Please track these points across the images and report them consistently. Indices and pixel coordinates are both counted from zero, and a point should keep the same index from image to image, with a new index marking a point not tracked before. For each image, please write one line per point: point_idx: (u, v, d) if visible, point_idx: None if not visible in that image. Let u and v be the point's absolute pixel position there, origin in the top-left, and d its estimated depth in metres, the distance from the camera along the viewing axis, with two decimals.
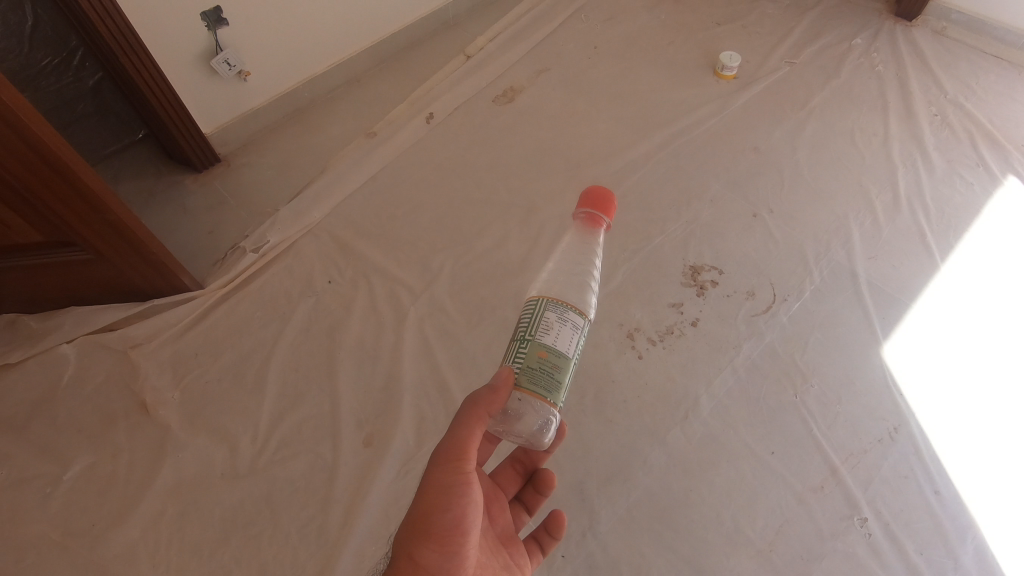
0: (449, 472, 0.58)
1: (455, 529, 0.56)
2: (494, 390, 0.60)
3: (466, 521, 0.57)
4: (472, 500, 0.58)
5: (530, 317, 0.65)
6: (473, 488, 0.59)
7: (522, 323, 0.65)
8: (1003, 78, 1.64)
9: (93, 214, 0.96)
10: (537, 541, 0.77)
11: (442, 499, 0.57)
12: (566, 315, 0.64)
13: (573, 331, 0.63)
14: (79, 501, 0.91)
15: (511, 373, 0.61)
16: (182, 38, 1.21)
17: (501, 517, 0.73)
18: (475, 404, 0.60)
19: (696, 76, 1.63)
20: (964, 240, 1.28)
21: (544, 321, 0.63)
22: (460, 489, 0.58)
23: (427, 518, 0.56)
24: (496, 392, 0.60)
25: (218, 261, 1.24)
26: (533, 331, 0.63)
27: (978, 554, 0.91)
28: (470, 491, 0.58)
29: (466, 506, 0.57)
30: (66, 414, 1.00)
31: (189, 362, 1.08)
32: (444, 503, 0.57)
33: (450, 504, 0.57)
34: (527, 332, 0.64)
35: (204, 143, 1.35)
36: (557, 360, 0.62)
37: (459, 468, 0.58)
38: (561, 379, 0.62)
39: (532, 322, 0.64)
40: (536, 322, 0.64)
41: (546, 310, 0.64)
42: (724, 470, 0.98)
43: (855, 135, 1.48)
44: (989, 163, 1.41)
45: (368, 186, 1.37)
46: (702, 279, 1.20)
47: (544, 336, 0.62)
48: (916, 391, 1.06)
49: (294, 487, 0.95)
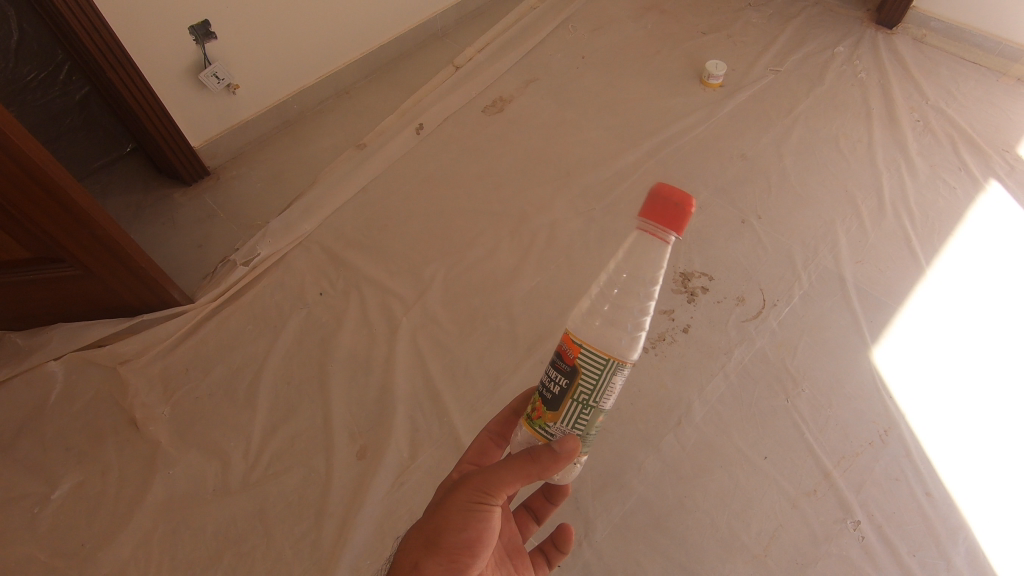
0: (476, 499, 0.57)
1: (466, 548, 0.56)
2: (556, 456, 0.55)
3: (480, 543, 0.57)
4: (490, 527, 0.57)
5: (594, 380, 0.58)
6: (494, 518, 0.58)
7: (581, 389, 0.59)
8: (982, 84, 1.67)
9: (81, 229, 0.95)
10: (544, 555, 0.78)
11: (459, 519, 0.57)
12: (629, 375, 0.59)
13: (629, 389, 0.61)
14: (68, 521, 0.90)
15: (578, 444, 0.56)
16: (170, 53, 1.21)
17: (507, 527, 0.72)
18: (532, 460, 0.56)
19: (683, 85, 1.65)
20: (949, 244, 1.30)
21: (609, 388, 0.58)
22: (481, 515, 0.57)
23: (442, 533, 0.56)
24: (559, 459, 0.55)
25: (208, 274, 1.23)
26: (596, 397, 0.59)
27: (970, 555, 0.91)
28: (490, 519, 0.57)
29: (483, 530, 0.57)
30: (55, 432, 0.98)
31: (180, 377, 1.07)
32: (462, 523, 0.56)
33: (467, 525, 0.57)
34: (587, 398, 0.59)
35: (193, 156, 1.34)
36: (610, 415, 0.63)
37: (485, 498, 0.57)
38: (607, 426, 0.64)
39: (597, 386, 0.58)
40: (600, 387, 0.58)
41: (612, 374, 0.58)
42: (718, 476, 0.98)
43: (840, 141, 1.50)
44: (971, 168, 1.44)
45: (359, 198, 1.37)
46: (692, 286, 1.21)
47: (609, 401, 0.60)
48: (906, 395, 1.07)
49: (287, 502, 0.95)
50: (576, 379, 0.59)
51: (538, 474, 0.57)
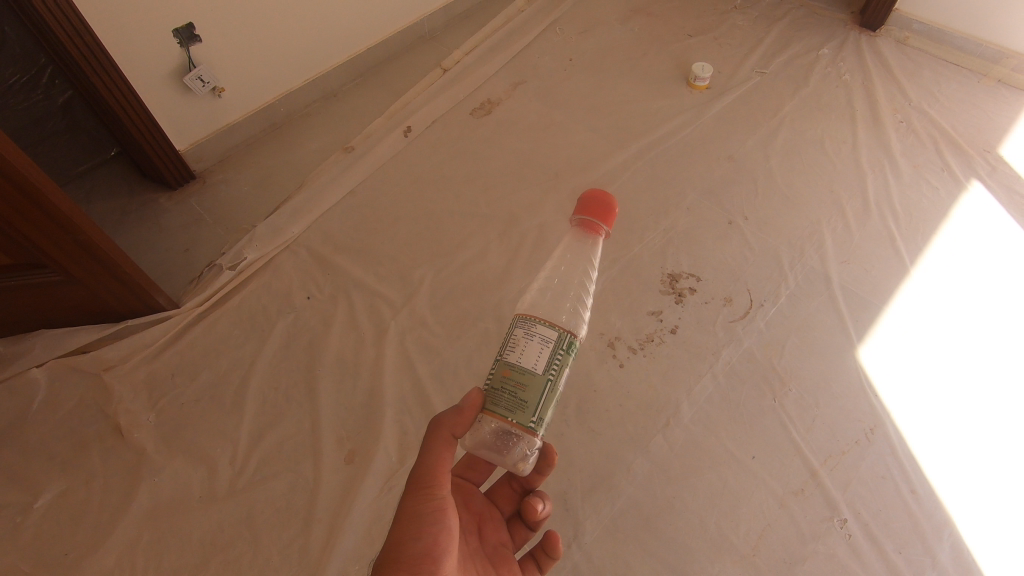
0: (422, 500, 0.59)
1: (427, 556, 0.56)
2: (460, 412, 0.64)
3: (439, 548, 0.57)
4: (445, 528, 0.59)
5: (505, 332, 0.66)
6: (447, 516, 0.59)
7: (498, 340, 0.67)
8: (964, 86, 1.69)
9: (64, 235, 0.94)
10: (534, 560, 0.75)
11: (413, 528, 0.58)
12: (531, 328, 0.64)
13: (540, 345, 0.63)
14: (52, 530, 0.89)
15: (478, 395, 0.65)
16: (155, 56, 1.21)
17: (494, 536, 0.73)
18: (440, 425, 0.64)
19: (670, 87, 1.66)
20: (932, 243, 1.31)
21: (512, 336, 0.65)
22: (432, 516, 0.58)
23: (399, 547, 0.57)
24: (461, 413, 0.64)
25: (194, 279, 1.22)
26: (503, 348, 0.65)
27: (955, 551, 0.92)
28: (443, 519, 0.59)
29: (438, 533, 0.58)
30: (38, 440, 0.97)
31: (165, 383, 1.06)
32: (416, 532, 0.57)
33: (422, 532, 0.57)
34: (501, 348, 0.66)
35: (178, 159, 1.33)
36: (523, 380, 0.62)
37: (430, 495, 0.59)
38: (532, 400, 0.62)
39: (507, 337, 0.65)
40: (506, 339, 0.65)
41: (515, 327, 0.65)
42: (706, 476, 0.98)
43: (825, 143, 1.51)
44: (953, 168, 1.46)
45: (347, 201, 1.36)
46: (680, 287, 1.22)
47: (511, 355, 0.64)
48: (891, 393, 1.08)
49: (275, 507, 0.94)
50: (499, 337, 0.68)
51: (454, 433, 0.64)
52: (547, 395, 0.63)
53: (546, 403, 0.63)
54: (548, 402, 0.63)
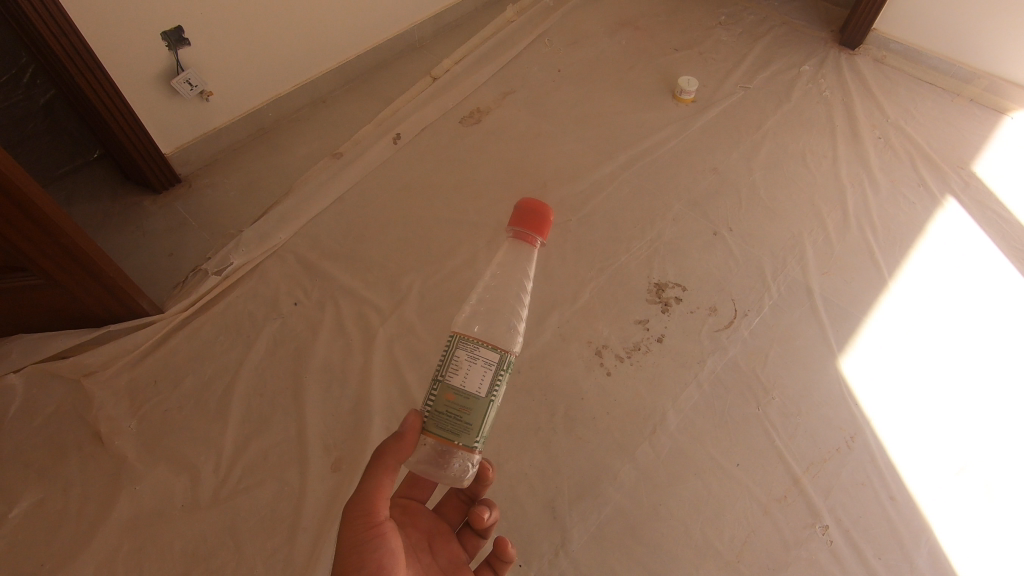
0: (362, 529, 0.59)
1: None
2: (400, 439, 0.64)
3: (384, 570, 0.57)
4: (388, 549, 0.59)
5: (443, 358, 0.67)
6: (389, 538, 0.59)
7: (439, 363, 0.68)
8: (938, 104, 1.75)
9: (46, 238, 0.93)
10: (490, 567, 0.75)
11: (354, 558, 0.57)
12: (471, 349, 0.66)
13: (484, 367, 0.65)
14: (27, 540, 0.87)
15: (418, 421, 0.65)
16: (142, 59, 1.20)
17: (446, 549, 0.72)
18: (381, 454, 0.63)
19: (656, 100, 1.69)
20: (909, 256, 1.35)
21: (455, 360, 0.66)
22: (374, 541, 0.58)
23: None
24: (402, 440, 0.63)
25: (179, 283, 1.20)
26: (445, 372, 0.66)
27: (932, 556, 0.95)
28: (385, 542, 0.59)
29: (382, 556, 0.58)
30: (14, 447, 0.95)
31: (147, 389, 1.04)
32: (357, 561, 0.57)
33: (364, 560, 0.57)
34: (439, 372, 0.67)
35: (163, 163, 1.32)
36: (466, 404, 0.64)
37: (371, 521, 0.59)
38: (473, 420, 0.64)
39: (444, 360, 0.67)
40: (447, 361, 0.66)
41: (453, 348, 0.66)
42: (692, 484, 1.00)
43: (807, 157, 1.55)
44: (929, 183, 1.50)
45: (335, 207, 1.36)
46: (667, 296, 1.24)
47: (453, 377, 0.65)
48: (870, 402, 1.11)
49: (260, 516, 0.93)
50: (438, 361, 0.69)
51: (396, 460, 0.63)
52: (486, 415, 0.65)
53: (488, 423, 0.66)
54: (490, 422, 0.66)
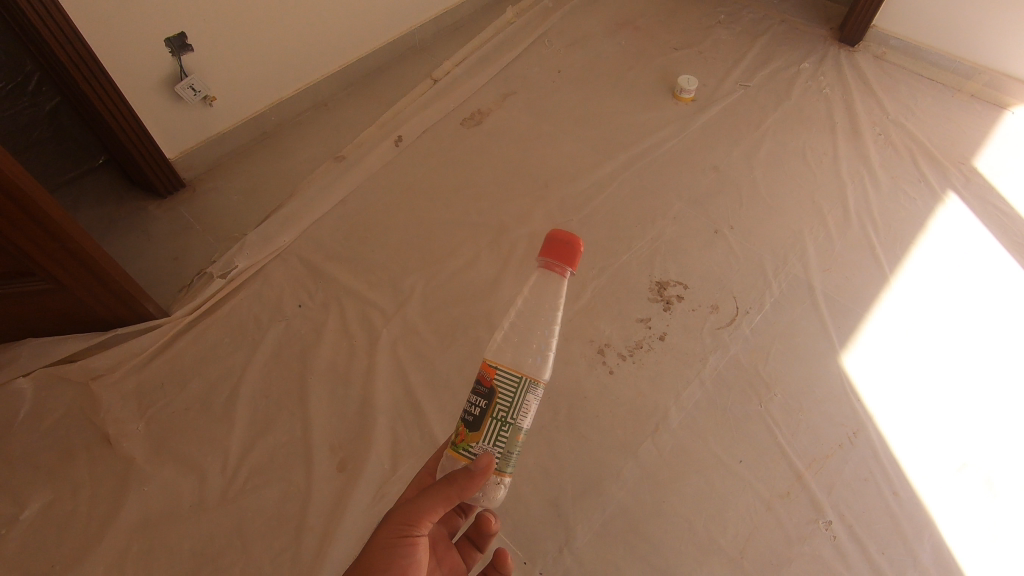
0: (396, 534, 0.59)
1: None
2: (471, 475, 0.59)
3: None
4: (415, 560, 0.60)
5: (510, 398, 0.65)
6: (420, 550, 0.60)
7: (499, 404, 0.65)
8: (939, 100, 1.75)
9: (54, 243, 0.94)
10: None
11: (383, 560, 0.58)
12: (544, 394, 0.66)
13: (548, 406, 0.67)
14: (38, 542, 0.88)
15: (492, 461, 0.61)
16: (146, 65, 1.21)
17: (448, 556, 0.73)
18: (449, 482, 0.60)
19: (656, 99, 1.69)
20: (911, 252, 1.35)
21: (526, 404, 0.65)
22: (405, 550, 0.59)
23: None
24: (473, 477, 0.59)
25: (184, 287, 1.22)
26: (514, 415, 0.65)
27: (935, 551, 0.95)
28: (415, 553, 0.60)
29: (408, 566, 0.59)
30: (24, 451, 0.96)
31: (155, 392, 1.05)
32: (385, 563, 0.58)
33: (391, 563, 0.58)
34: (506, 414, 0.65)
35: (168, 168, 1.33)
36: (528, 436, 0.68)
37: (409, 532, 0.59)
38: None
39: (514, 403, 0.64)
40: (518, 405, 0.64)
41: (528, 393, 0.65)
42: (695, 481, 1.00)
43: (807, 154, 1.55)
44: (930, 179, 1.51)
45: (338, 210, 1.37)
46: (668, 295, 1.24)
47: (526, 421, 0.65)
48: (873, 398, 1.11)
49: (266, 516, 0.94)
50: (494, 398, 0.65)
51: (461, 493, 0.60)
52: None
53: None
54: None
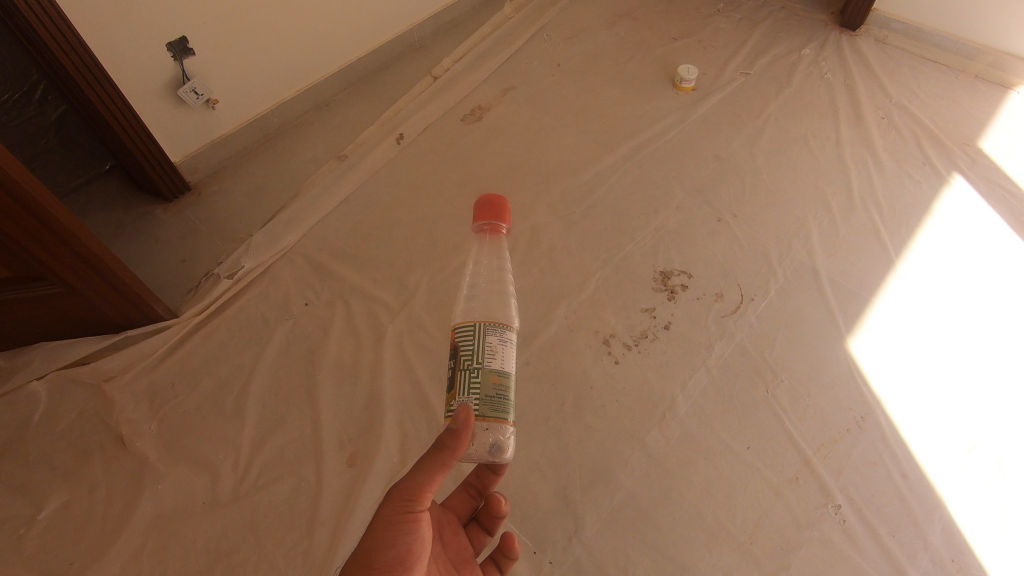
0: (399, 511, 0.60)
1: (399, 564, 0.59)
2: (457, 433, 0.61)
3: (409, 557, 0.60)
4: (418, 537, 0.61)
5: (472, 345, 0.71)
6: (423, 527, 0.61)
7: (464, 352, 0.71)
8: (943, 82, 1.73)
9: (64, 248, 0.96)
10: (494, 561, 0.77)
11: (387, 536, 0.59)
12: (504, 335, 0.71)
13: (513, 347, 0.72)
14: (56, 540, 0.90)
15: (471, 412, 0.63)
16: (149, 70, 1.22)
17: (455, 541, 0.74)
18: (440, 448, 0.61)
19: (656, 89, 1.69)
20: (917, 235, 1.34)
21: (488, 346, 0.70)
22: (408, 527, 0.60)
23: (373, 554, 0.58)
24: (459, 435, 0.61)
25: (192, 288, 1.23)
26: (480, 359, 0.70)
27: (946, 533, 0.95)
28: (418, 530, 0.61)
29: (411, 543, 0.60)
30: (40, 452, 0.98)
31: (166, 392, 1.07)
32: (389, 540, 0.59)
33: (395, 542, 0.59)
34: (472, 360, 0.70)
35: (173, 172, 1.35)
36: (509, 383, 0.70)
37: (411, 509, 0.60)
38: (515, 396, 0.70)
39: (476, 347, 0.70)
40: (480, 348, 0.70)
41: (486, 335, 0.70)
42: (703, 468, 1.00)
43: (809, 140, 1.54)
44: (935, 162, 1.49)
45: (341, 209, 1.38)
46: (672, 284, 1.24)
47: (492, 362, 0.69)
48: (880, 381, 1.11)
49: (278, 512, 0.95)
50: (459, 350, 0.71)
51: (452, 455, 0.62)
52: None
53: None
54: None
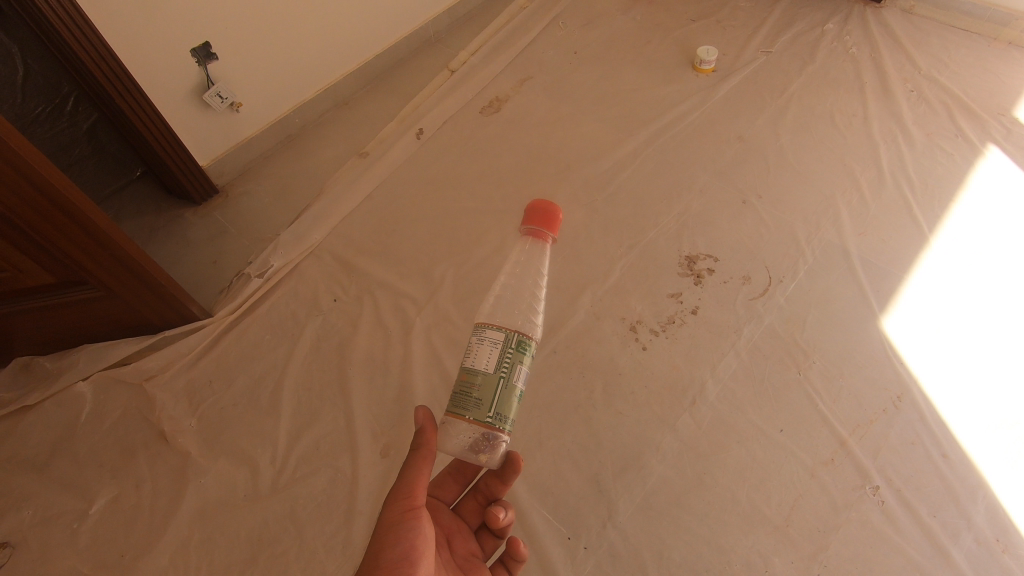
0: (399, 511, 0.62)
1: (406, 561, 0.59)
2: (421, 429, 0.67)
3: (415, 553, 0.60)
4: (421, 533, 0.62)
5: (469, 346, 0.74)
6: (424, 523, 0.63)
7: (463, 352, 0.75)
8: (974, 51, 1.68)
9: (102, 252, 0.99)
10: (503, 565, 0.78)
11: (392, 535, 0.60)
12: (484, 335, 0.72)
13: (490, 347, 0.71)
14: (107, 534, 0.93)
15: (426, 410, 0.69)
16: (175, 77, 1.25)
17: (463, 547, 0.76)
18: (418, 447, 0.66)
19: (675, 72, 1.67)
20: (950, 210, 1.30)
21: (471, 346, 0.72)
22: (410, 523, 0.61)
23: (377, 553, 0.59)
24: (423, 430, 0.67)
25: (224, 289, 1.26)
26: (465, 357, 0.72)
27: (990, 512, 0.93)
28: (420, 526, 0.62)
29: (415, 539, 0.61)
30: (87, 450, 1.01)
31: (204, 389, 1.10)
32: (394, 539, 0.60)
33: (399, 539, 0.60)
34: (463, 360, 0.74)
35: (201, 175, 1.38)
36: (476, 380, 0.69)
37: (410, 505, 0.63)
38: (480, 396, 0.69)
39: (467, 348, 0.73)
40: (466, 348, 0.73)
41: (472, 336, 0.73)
42: (736, 451, 1.00)
43: (835, 117, 1.51)
44: (967, 133, 1.45)
45: (365, 205, 1.40)
46: (698, 268, 1.23)
47: (467, 359, 0.71)
48: (916, 360, 1.09)
49: (317, 502, 0.97)
50: None
51: (432, 450, 0.68)
52: (502, 392, 0.69)
53: (503, 399, 0.69)
54: (504, 398, 0.69)
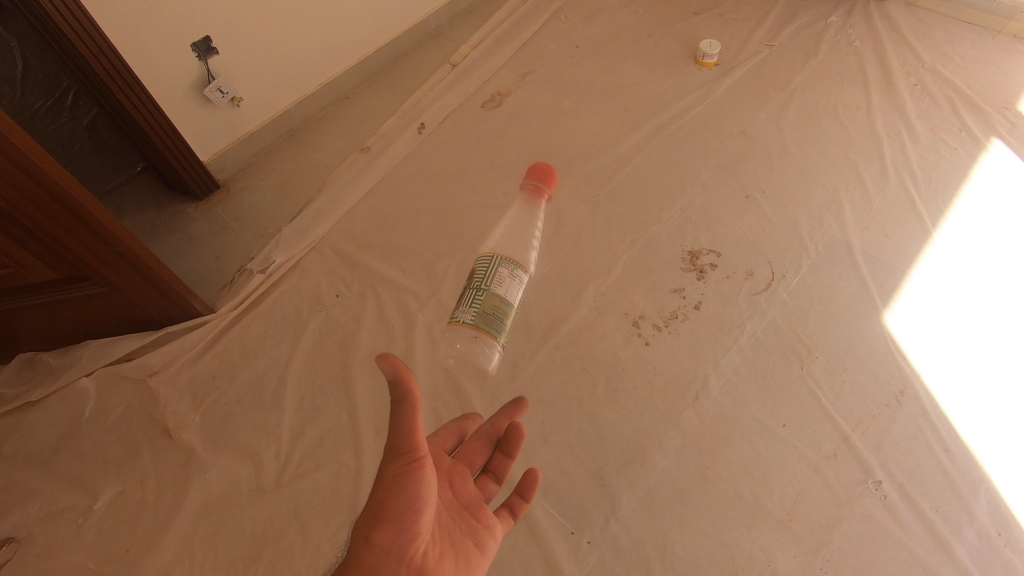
0: (399, 461, 0.54)
1: (411, 512, 0.53)
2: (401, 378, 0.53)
3: (421, 504, 0.54)
4: (426, 484, 0.54)
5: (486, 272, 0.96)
6: (428, 472, 0.55)
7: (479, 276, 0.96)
8: (978, 44, 1.67)
9: (105, 248, 0.99)
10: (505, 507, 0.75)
11: (394, 484, 0.53)
12: (512, 272, 0.96)
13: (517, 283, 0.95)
14: (112, 529, 0.94)
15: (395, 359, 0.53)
16: (175, 72, 1.25)
17: (465, 490, 0.71)
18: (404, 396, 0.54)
19: (678, 66, 1.66)
20: (954, 204, 1.30)
21: (498, 275, 0.95)
22: (413, 473, 0.54)
23: (381, 506, 0.53)
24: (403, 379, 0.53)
25: (226, 284, 1.26)
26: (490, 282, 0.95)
27: (992, 507, 0.93)
28: (426, 476, 0.55)
29: (421, 489, 0.54)
30: (91, 446, 1.02)
31: (207, 385, 1.10)
32: (397, 489, 0.53)
33: (404, 491, 0.53)
34: (484, 282, 0.95)
35: (202, 170, 1.37)
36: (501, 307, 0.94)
37: (411, 455, 0.54)
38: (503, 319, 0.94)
39: (489, 274, 0.95)
40: (491, 276, 0.95)
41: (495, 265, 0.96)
42: (739, 446, 1.00)
43: (838, 111, 1.50)
44: (971, 127, 1.44)
45: (367, 200, 1.39)
46: (701, 263, 1.23)
47: (496, 288, 0.94)
48: (918, 355, 1.09)
49: (321, 497, 0.98)
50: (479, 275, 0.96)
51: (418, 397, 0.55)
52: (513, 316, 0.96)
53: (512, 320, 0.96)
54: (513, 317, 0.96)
